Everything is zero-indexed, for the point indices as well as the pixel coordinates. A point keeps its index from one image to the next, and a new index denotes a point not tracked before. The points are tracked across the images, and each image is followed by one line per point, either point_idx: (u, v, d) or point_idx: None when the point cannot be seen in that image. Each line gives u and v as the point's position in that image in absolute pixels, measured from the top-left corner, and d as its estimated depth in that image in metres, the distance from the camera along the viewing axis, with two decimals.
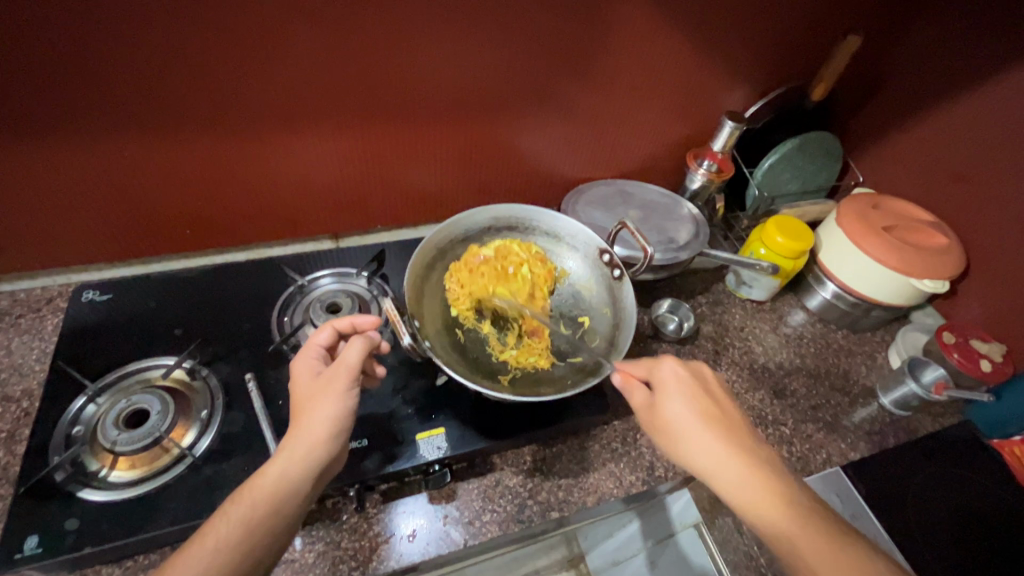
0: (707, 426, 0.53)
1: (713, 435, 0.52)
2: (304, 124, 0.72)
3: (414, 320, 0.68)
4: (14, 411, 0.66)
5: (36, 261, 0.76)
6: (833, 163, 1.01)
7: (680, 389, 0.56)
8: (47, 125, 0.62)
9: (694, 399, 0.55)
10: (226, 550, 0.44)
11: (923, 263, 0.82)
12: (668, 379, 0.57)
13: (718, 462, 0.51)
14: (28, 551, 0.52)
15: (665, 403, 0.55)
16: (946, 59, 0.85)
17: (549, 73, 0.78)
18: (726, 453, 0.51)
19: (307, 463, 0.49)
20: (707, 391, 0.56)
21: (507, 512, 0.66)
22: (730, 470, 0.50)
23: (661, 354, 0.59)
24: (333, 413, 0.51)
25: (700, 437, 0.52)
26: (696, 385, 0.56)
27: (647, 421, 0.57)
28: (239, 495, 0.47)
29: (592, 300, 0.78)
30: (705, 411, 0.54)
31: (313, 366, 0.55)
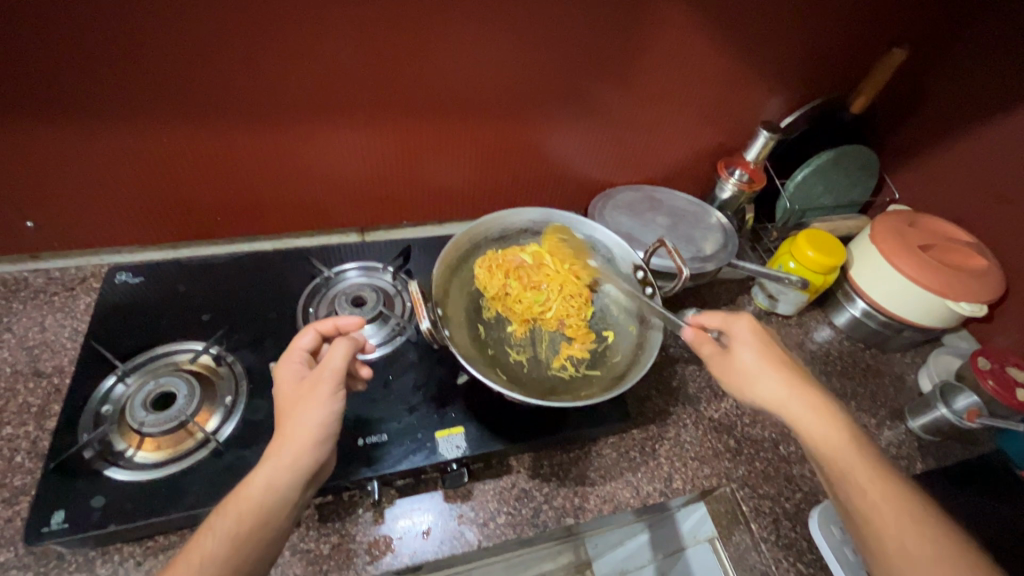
0: (776, 370, 0.59)
1: (783, 376, 0.59)
2: (336, 116, 0.73)
3: (437, 307, 0.68)
4: (45, 387, 0.67)
5: (72, 241, 0.78)
6: (869, 178, 0.99)
7: (751, 339, 0.62)
8: (87, 108, 0.63)
9: (764, 347, 0.61)
10: (214, 566, 0.44)
11: (959, 285, 0.79)
12: (741, 331, 0.63)
13: (783, 397, 0.58)
14: (55, 526, 0.53)
15: (736, 349, 0.62)
16: (994, 75, 0.82)
17: (583, 76, 0.77)
18: (780, 387, 0.58)
19: (293, 471, 0.49)
20: (770, 343, 0.62)
21: (523, 515, 0.66)
22: (794, 400, 0.57)
23: (739, 310, 0.64)
24: (318, 419, 0.51)
25: (767, 374, 0.59)
26: (764, 337, 0.62)
27: (715, 365, 0.63)
28: (226, 507, 0.47)
29: (619, 315, 0.77)
30: (762, 357, 0.60)
31: (296, 372, 0.55)
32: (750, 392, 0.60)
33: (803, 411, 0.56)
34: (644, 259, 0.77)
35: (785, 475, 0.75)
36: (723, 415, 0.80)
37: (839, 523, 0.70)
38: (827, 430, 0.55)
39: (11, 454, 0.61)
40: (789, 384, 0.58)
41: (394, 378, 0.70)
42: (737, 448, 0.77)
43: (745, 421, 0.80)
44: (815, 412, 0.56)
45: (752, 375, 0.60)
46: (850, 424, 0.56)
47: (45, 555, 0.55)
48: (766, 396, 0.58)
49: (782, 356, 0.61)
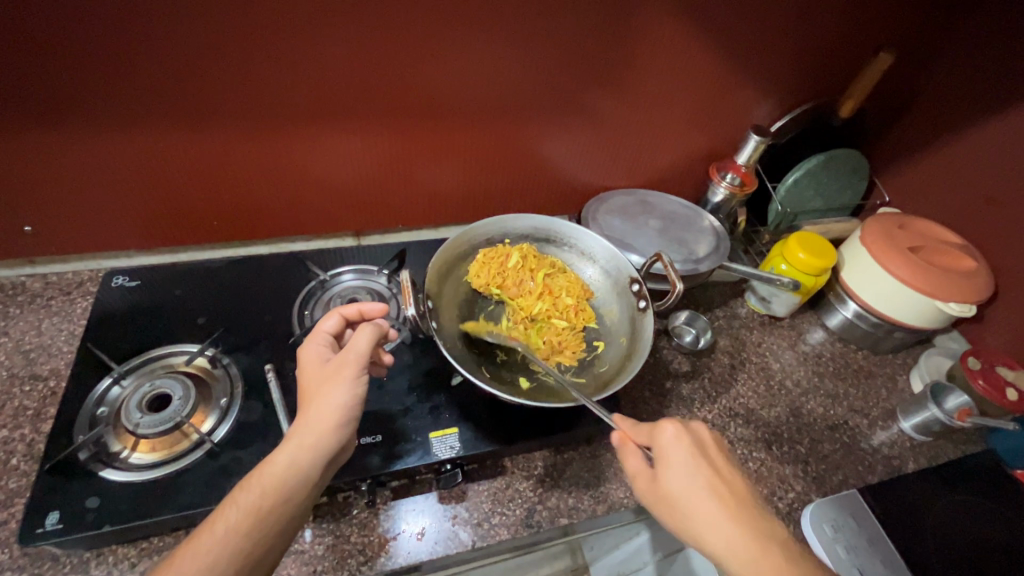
0: (720, 504, 0.48)
1: (723, 514, 0.48)
2: (331, 121, 0.74)
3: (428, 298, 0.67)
4: (41, 390, 0.68)
5: (70, 245, 0.79)
6: (859, 181, 1.00)
7: (685, 460, 0.51)
8: (88, 112, 0.64)
9: (704, 469, 0.50)
10: (241, 536, 0.45)
11: (948, 286, 0.80)
12: (668, 447, 0.52)
13: (728, 547, 0.46)
14: (49, 527, 0.53)
15: (667, 474, 0.51)
16: (979, 79, 0.84)
17: (575, 80, 0.79)
18: (733, 534, 0.47)
19: (317, 450, 0.50)
20: (701, 461, 0.51)
21: (516, 516, 0.66)
22: (750, 556, 0.45)
23: (661, 417, 0.54)
24: (343, 401, 0.51)
25: (710, 514, 0.48)
26: (694, 456, 0.51)
27: (650, 496, 0.52)
28: (250, 482, 0.48)
29: (612, 326, 0.76)
30: (703, 483, 0.50)
31: (321, 353, 0.56)
32: (694, 539, 0.49)
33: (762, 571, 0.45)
34: (640, 270, 0.76)
35: (778, 476, 0.75)
36: (716, 416, 0.81)
37: (830, 522, 0.70)
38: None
39: (7, 457, 0.61)
40: (749, 537, 0.46)
41: (388, 380, 0.71)
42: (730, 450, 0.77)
43: (738, 422, 0.80)
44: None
45: (693, 513, 0.48)
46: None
47: (39, 556, 0.55)
48: (721, 550, 0.47)
49: (715, 483, 0.50)
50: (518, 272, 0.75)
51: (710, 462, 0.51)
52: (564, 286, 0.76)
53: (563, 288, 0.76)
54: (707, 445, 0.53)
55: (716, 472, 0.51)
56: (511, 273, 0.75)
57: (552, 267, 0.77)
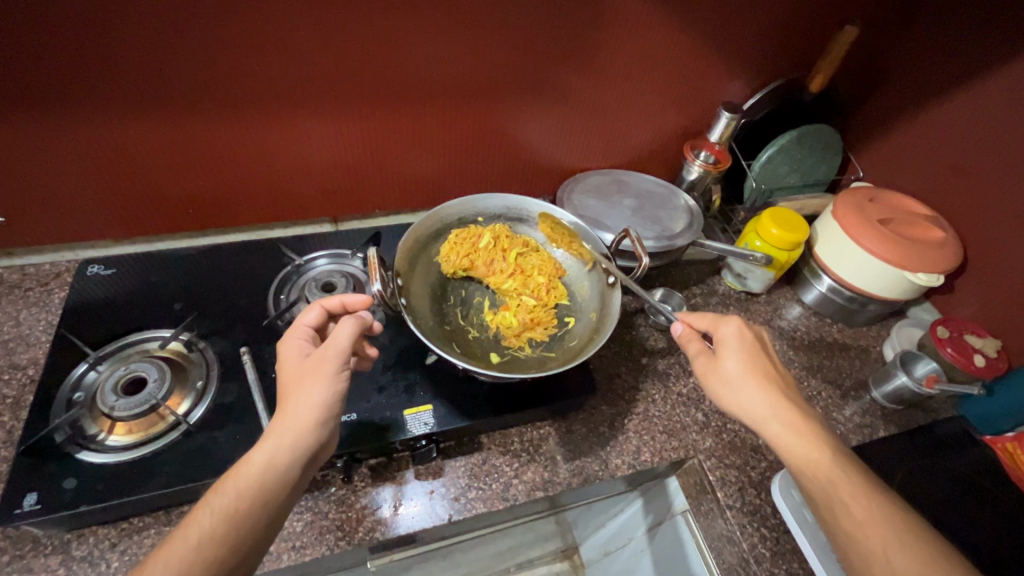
0: (761, 381, 0.59)
1: (770, 388, 0.58)
2: (302, 107, 0.74)
3: (397, 277, 0.68)
4: (20, 379, 0.69)
5: (45, 236, 0.79)
6: (832, 157, 1.01)
7: (740, 348, 0.61)
8: (53, 103, 0.64)
9: (752, 355, 0.60)
10: (215, 542, 0.45)
11: (918, 257, 0.82)
12: (730, 337, 0.62)
13: (767, 408, 0.57)
14: (27, 508, 0.54)
15: (727, 355, 0.61)
16: (949, 52, 0.84)
17: (546, 61, 0.79)
18: (773, 402, 0.57)
19: (295, 449, 0.50)
20: (758, 349, 0.61)
21: (493, 490, 0.68)
22: (779, 414, 0.56)
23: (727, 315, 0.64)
24: (321, 398, 0.52)
25: (749, 383, 0.58)
26: (757, 346, 0.62)
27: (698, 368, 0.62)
28: (225, 485, 0.48)
29: (583, 302, 0.77)
30: (742, 363, 0.60)
31: (302, 348, 0.57)
32: (724, 400, 0.60)
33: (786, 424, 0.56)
34: (610, 248, 0.76)
35: (751, 446, 0.77)
36: (691, 390, 0.82)
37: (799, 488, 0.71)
38: (820, 453, 0.55)
39: None
40: (791, 407, 0.57)
41: None
42: (705, 422, 0.79)
43: None
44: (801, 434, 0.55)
45: (737, 382, 0.59)
46: (832, 442, 0.56)
47: (20, 538, 0.56)
48: (748, 407, 0.58)
49: (773, 369, 0.60)
50: (487, 252, 0.75)
51: (767, 356, 0.61)
52: (535, 264, 0.77)
53: (534, 266, 0.77)
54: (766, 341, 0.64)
55: (760, 361, 0.61)
56: (480, 253, 0.75)
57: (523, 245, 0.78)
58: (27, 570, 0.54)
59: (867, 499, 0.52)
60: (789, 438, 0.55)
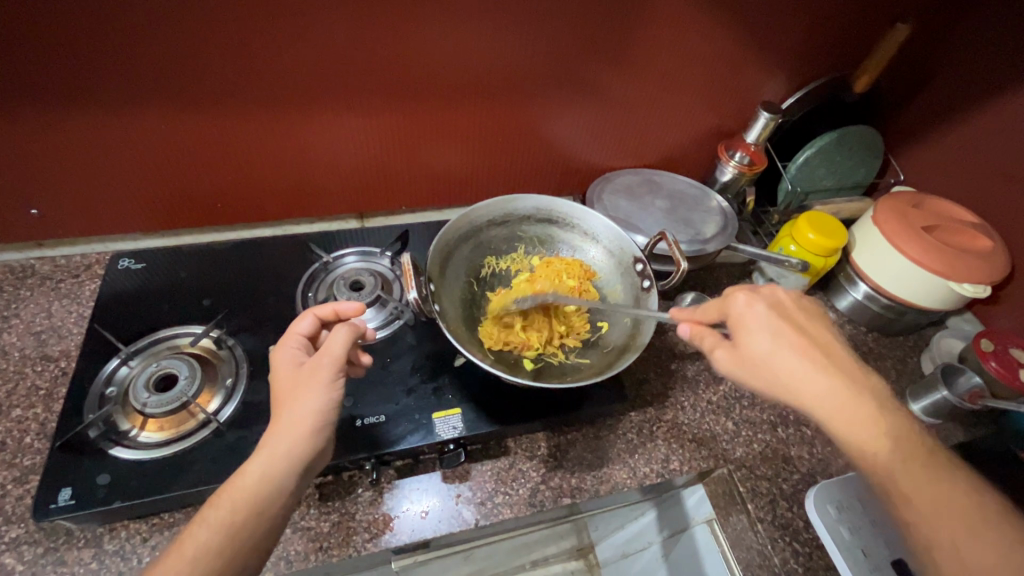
0: (810, 360, 0.51)
1: (818, 368, 0.51)
2: (332, 102, 0.73)
3: (429, 281, 0.66)
4: (53, 371, 0.69)
5: (77, 228, 0.79)
6: (873, 160, 0.97)
7: (764, 324, 0.53)
8: (83, 94, 0.64)
9: (784, 330, 0.53)
10: (208, 558, 0.44)
11: (962, 267, 0.78)
12: (746, 315, 0.54)
13: (825, 391, 0.50)
14: (62, 502, 0.54)
15: (752, 339, 0.53)
16: (1002, 52, 0.80)
17: (580, 57, 0.77)
18: (830, 384, 0.50)
19: (291, 457, 0.49)
20: (784, 322, 0.53)
21: (520, 495, 0.67)
22: (829, 392, 0.49)
23: (736, 289, 0.56)
24: (315, 407, 0.51)
25: (794, 366, 0.51)
26: (775, 314, 0.54)
27: (727, 362, 0.54)
28: (219, 498, 0.47)
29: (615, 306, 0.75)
30: (782, 342, 0.52)
31: (295, 356, 0.56)
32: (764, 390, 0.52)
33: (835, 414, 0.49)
34: (644, 251, 0.73)
35: (782, 457, 0.75)
36: (721, 398, 0.80)
37: (833, 503, 0.69)
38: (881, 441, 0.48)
39: (21, 435, 0.63)
40: (852, 383, 0.50)
41: (392, 361, 0.71)
42: (735, 431, 0.77)
43: (743, 404, 0.80)
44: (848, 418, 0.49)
45: (775, 369, 0.51)
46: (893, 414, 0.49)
47: (54, 531, 0.57)
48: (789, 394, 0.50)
49: (806, 339, 0.52)
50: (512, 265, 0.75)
51: (794, 322, 0.54)
52: (562, 267, 0.75)
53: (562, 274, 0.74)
54: (788, 305, 0.56)
55: (797, 331, 0.53)
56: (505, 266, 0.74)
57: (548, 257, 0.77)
58: (61, 563, 0.55)
59: (914, 464, 0.47)
60: (854, 430, 0.48)
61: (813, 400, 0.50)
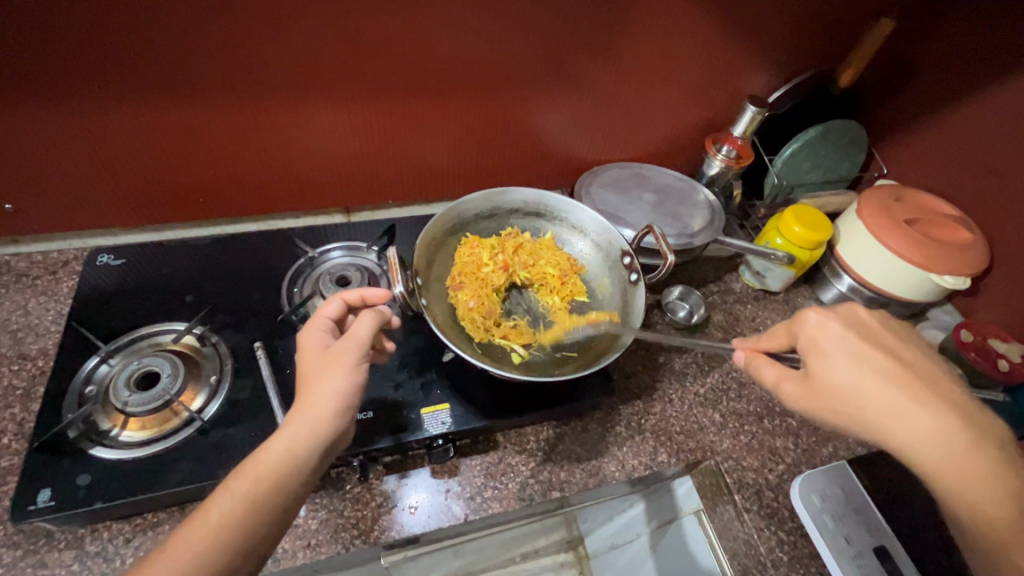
0: (904, 388, 0.49)
1: (906, 397, 0.49)
2: (317, 95, 0.72)
3: (416, 275, 0.66)
4: (29, 370, 0.67)
5: (53, 223, 0.77)
6: (856, 154, 0.98)
7: (845, 347, 0.52)
8: (58, 86, 0.62)
9: (864, 353, 0.51)
10: (230, 528, 0.45)
11: (944, 258, 0.80)
12: (831, 341, 0.53)
13: (919, 430, 0.47)
14: (41, 504, 0.53)
15: (828, 368, 0.52)
16: (982, 47, 0.81)
17: (567, 50, 0.76)
18: (928, 418, 0.47)
19: (314, 438, 0.48)
20: (869, 343, 0.52)
21: (509, 489, 0.67)
22: (922, 424, 0.47)
23: (802, 310, 0.56)
24: (341, 389, 0.50)
25: (889, 399, 0.48)
26: (854, 339, 0.53)
27: (810, 402, 0.52)
28: (243, 470, 0.47)
29: (604, 300, 0.74)
30: (879, 369, 0.50)
31: (322, 337, 0.54)
32: (873, 431, 0.49)
33: (931, 437, 0.47)
34: (632, 244, 0.74)
35: (769, 449, 0.76)
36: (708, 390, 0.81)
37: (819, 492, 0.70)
38: (978, 470, 0.45)
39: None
40: (950, 412, 0.48)
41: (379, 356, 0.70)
42: (722, 423, 0.77)
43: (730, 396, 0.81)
44: (945, 442, 0.46)
45: (856, 400, 0.49)
46: (990, 446, 0.46)
47: (34, 533, 0.56)
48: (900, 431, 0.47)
49: (892, 359, 0.51)
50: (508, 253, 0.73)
51: (874, 344, 0.53)
52: (550, 259, 0.74)
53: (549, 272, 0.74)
54: (872, 327, 0.55)
55: (868, 351, 0.52)
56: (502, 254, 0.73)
57: (539, 250, 0.75)
58: (42, 565, 0.54)
59: None
60: (938, 462, 0.46)
61: (908, 437, 0.47)
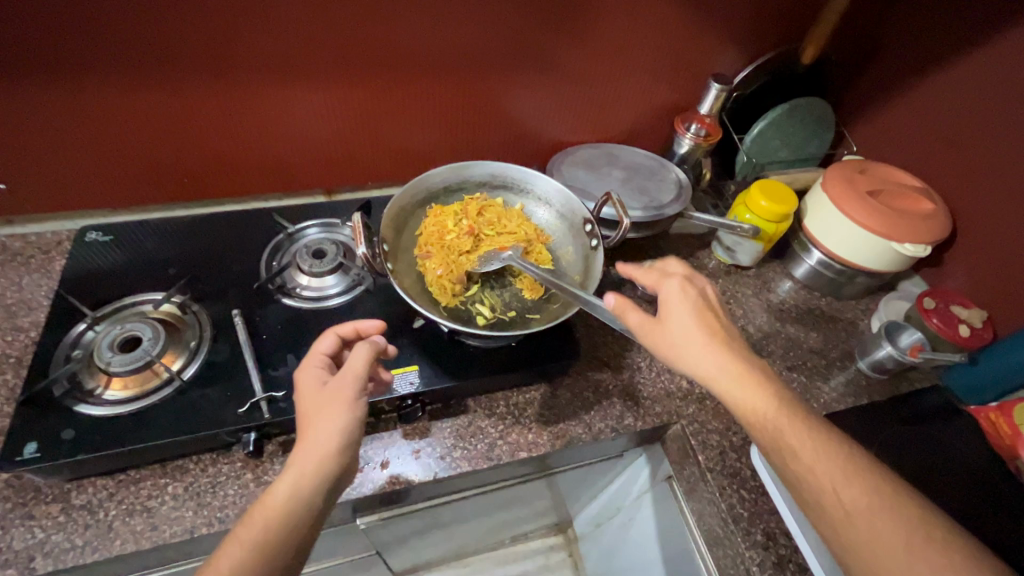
0: (711, 341, 0.55)
1: (721, 352, 0.55)
2: (293, 79, 0.75)
3: (384, 243, 0.69)
4: (22, 340, 0.71)
5: (46, 205, 0.81)
6: (824, 131, 1.01)
7: (686, 306, 0.57)
8: (48, 70, 0.66)
9: (700, 314, 0.57)
10: (244, 575, 0.46)
11: (905, 227, 0.82)
12: (673, 297, 0.58)
13: (730, 379, 0.54)
14: (28, 455, 0.56)
15: (671, 319, 0.57)
16: (941, 22, 0.84)
17: (535, 32, 0.79)
18: (727, 367, 0.54)
19: (318, 475, 0.50)
20: (705, 308, 0.58)
21: (478, 450, 0.70)
22: (723, 368, 0.54)
23: (671, 272, 0.60)
24: (341, 425, 0.52)
25: (709, 351, 0.55)
26: (695, 302, 0.58)
27: (648, 340, 0.58)
28: (251, 517, 0.49)
29: (568, 267, 0.77)
30: (694, 322, 0.56)
31: (318, 376, 0.56)
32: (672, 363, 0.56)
33: (747, 388, 0.53)
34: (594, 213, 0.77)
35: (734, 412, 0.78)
36: None
37: None
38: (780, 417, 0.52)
39: None
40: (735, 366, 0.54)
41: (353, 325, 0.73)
42: (689, 389, 0.80)
43: None
44: (761, 396, 0.53)
45: (686, 346, 0.55)
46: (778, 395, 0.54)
47: (23, 487, 0.59)
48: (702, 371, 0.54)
49: (716, 322, 0.57)
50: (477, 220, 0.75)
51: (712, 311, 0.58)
52: (517, 226, 0.76)
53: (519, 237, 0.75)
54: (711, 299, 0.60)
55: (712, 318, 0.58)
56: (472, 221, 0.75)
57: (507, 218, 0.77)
58: (29, 515, 0.57)
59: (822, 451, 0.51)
60: (740, 400, 0.53)
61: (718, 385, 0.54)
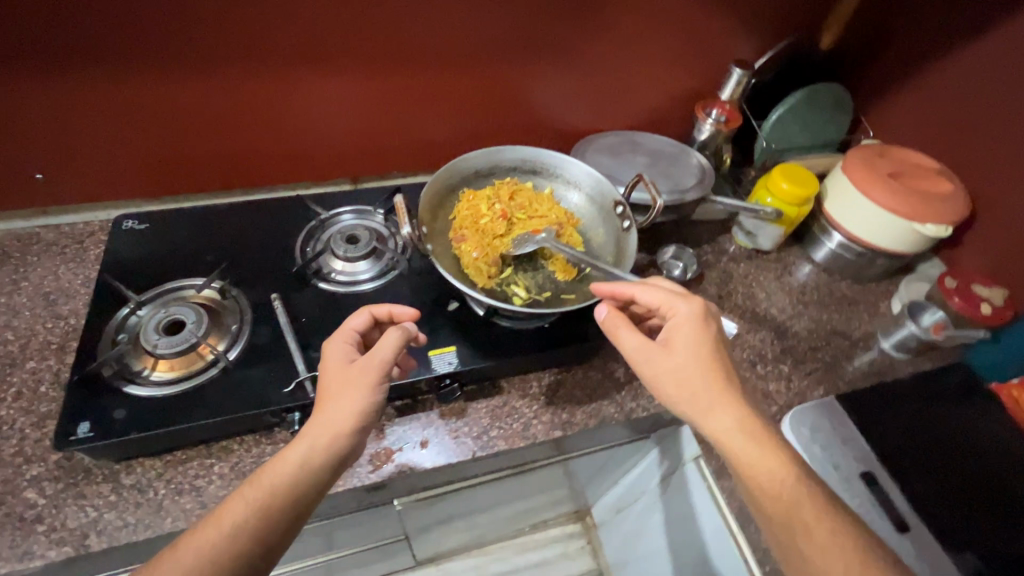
0: (705, 375, 0.56)
1: (709, 385, 0.55)
2: (325, 66, 0.76)
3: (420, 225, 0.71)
4: (63, 327, 0.72)
5: (80, 195, 0.82)
6: (843, 116, 1.02)
7: (688, 337, 0.57)
8: (88, 58, 0.67)
9: (701, 347, 0.57)
10: (242, 533, 0.47)
11: (926, 208, 0.83)
12: (678, 322, 0.58)
13: (707, 409, 0.55)
14: (81, 434, 0.57)
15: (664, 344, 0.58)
16: (959, 5, 0.85)
17: (561, 18, 0.80)
18: (710, 398, 0.55)
19: (330, 452, 0.52)
20: (705, 339, 0.58)
21: (513, 429, 0.71)
22: (705, 400, 0.55)
23: (684, 297, 0.59)
24: (359, 407, 0.53)
25: (693, 381, 0.56)
26: (700, 331, 0.58)
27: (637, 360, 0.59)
28: (259, 478, 0.50)
29: (599, 249, 0.78)
30: (693, 353, 0.57)
31: (348, 352, 0.58)
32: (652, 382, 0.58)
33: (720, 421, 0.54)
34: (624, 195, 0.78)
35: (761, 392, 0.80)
36: None
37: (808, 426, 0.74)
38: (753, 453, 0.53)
39: (36, 384, 0.66)
40: (723, 399, 0.55)
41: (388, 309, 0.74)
42: None
43: None
44: (743, 432, 0.54)
45: (674, 368, 0.56)
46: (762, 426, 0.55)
47: (73, 468, 0.60)
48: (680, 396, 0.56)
49: (712, 352, 0.57)
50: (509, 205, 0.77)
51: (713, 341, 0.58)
52: (549, 210, 0.78)
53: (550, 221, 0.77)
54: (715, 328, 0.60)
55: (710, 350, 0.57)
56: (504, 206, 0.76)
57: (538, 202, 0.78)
58: (81, 495, 0.59)
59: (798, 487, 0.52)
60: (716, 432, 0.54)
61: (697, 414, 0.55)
